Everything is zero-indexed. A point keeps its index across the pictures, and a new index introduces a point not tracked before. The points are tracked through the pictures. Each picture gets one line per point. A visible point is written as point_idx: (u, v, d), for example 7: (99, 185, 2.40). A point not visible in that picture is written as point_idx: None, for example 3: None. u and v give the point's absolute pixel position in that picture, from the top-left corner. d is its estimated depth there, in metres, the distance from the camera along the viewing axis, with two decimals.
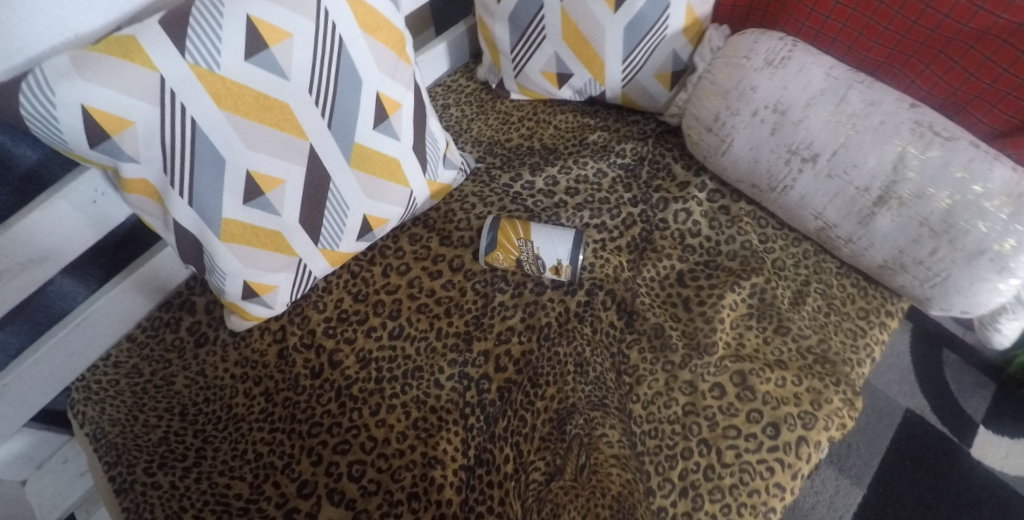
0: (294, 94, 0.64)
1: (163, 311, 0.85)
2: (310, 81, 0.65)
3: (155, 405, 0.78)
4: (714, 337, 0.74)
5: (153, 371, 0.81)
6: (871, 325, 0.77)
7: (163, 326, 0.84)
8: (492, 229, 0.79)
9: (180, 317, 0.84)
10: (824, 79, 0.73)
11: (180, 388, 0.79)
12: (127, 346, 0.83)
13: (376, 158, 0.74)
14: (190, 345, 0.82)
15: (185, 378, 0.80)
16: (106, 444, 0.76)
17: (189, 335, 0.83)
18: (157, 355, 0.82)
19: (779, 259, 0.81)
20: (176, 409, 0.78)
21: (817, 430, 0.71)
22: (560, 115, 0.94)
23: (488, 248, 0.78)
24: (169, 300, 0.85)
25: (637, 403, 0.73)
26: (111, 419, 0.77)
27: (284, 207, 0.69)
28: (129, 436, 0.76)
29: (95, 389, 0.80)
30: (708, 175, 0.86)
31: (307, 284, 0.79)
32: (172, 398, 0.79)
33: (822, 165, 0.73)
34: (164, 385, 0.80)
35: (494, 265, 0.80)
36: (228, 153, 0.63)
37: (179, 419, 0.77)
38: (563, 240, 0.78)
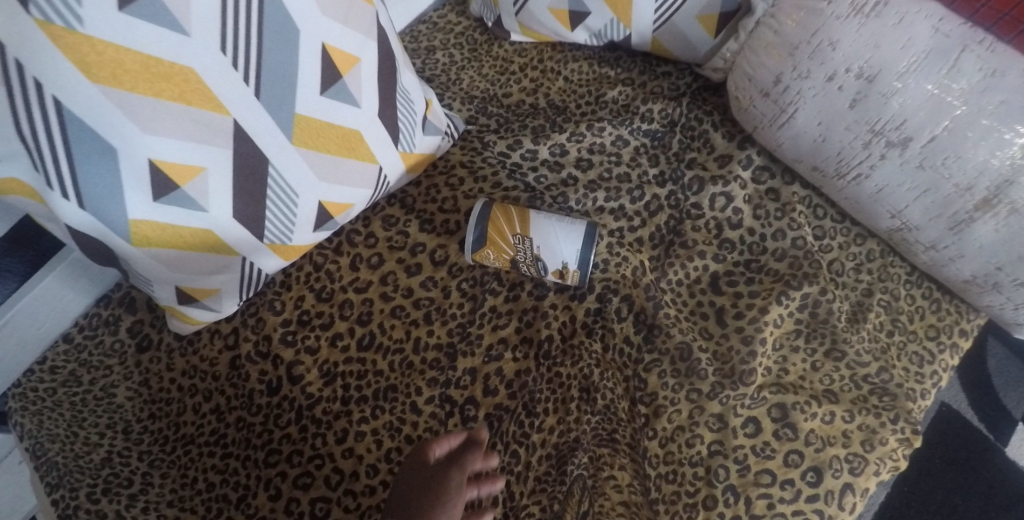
0: (201, 56, 0.47)
1: (102, 307, 0.72)
2: (222, 37, 0.47)
3: (96, 420, 0.67)
4: (753, 364, 0.60)
5: (92, 379, 0.69)
6: (941, 349, 0.63)
7: (102, 325, 0.71)
8: (480, 219, 0.64)
9: (120, 315, 0.72)
10: (931, 37, 0.53)
11: (122, 402, 0.68)
12: (64, 348, 0.70)
13: (329, 132, 0.57)
14: (131, 351, 0.70)
15: (129, 390, 0.69)
16: (47, 463, 0.63)
17: (131, 338, 0.71)
18: (96, 360, 0.70)
19: (836, 262, 0.66)
20: (119, 427, 0.67)
21: (866, 476, 0.58)
22: (572, 63, 0.76)
23: (474, 245, 0.64)
24: (109, 293, 0.73)
25: (654, 440, 0.60)
26: (50, 434, 0.65)
27: (210, 201, 0.54)
28: (70, 455, 0.63)
29: (32, 398, 0.67)
30: (755, 147, 0.69)
31: (259, 282, 0.66)
32: (113, 413, 0.68)
33: (913, 152, 0.56)
34: (104, 399, 0.68)
35: (482, 263, 0.66)
36: (118, 141, 0.47)
37: (122, 438, 0.66)
38: (572, 237, 0.63)
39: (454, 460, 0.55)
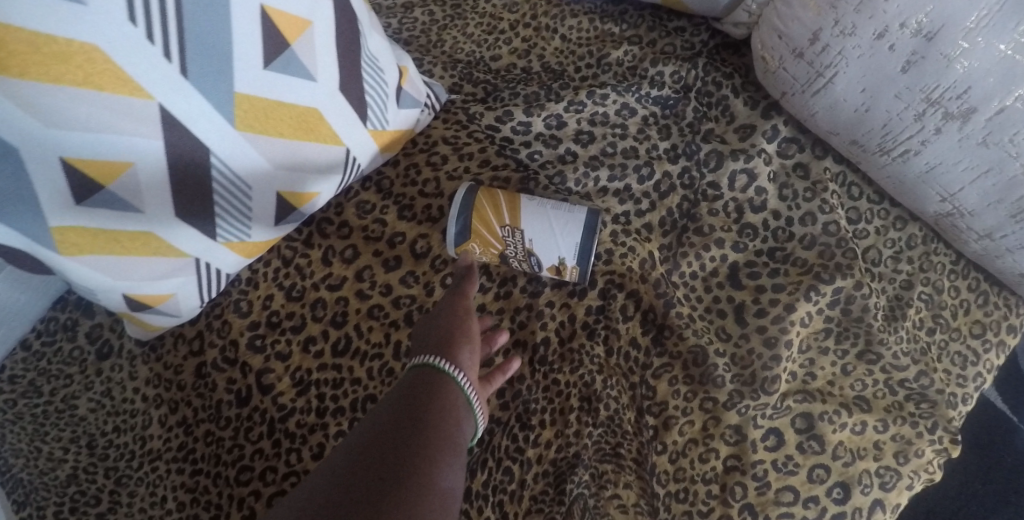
0: (102, 29, 0.38)
1: (59, 310, 0.65)
2: (125, 4, 0.39)
3: (59, 433, 0.60)
4: (776, 371, 0.53)
5: (53, 390, 0.62)
6: (987, 348, 0.56)
7: (61, 330, 0.64)
8: (463, 206, 0.56)
9: (78, 319, 0.64)
10: None
11: (85, 414, 0.61)
12: (22, 357, 0.63)
13: (280, 113, 0.49)
14: (91, 358, 0.63)
15: (92, 400, 0.62)
16: (11, 479, 0.59)
17: (89, 344, 0.64)
18: (56, 369, 0.63)
19: (873, 249, 0.58)
20: (83, 441, 0.60)
21: (898, 491, 0.52)
22: (570, 19, 0.66)
23: (458, 237, 0.56)
24: (65, 294, 0.66)
25: (663, 455, 0.54)
26: (11, 450, 0.59)
27: (144, 199, 0.47)
28: (34, 472, 0.59)
29: None
30: (782, 116, 0.60)
31: (221, 282, 0.58)
32: (77, 426, 0.61)
33: (975, 126, 0.47)
34: (66, 410, 0.61)
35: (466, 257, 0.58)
36: (18, 138, 0.40)
37: (88, 453, 0.60)
38: (571, 228, 0.55)
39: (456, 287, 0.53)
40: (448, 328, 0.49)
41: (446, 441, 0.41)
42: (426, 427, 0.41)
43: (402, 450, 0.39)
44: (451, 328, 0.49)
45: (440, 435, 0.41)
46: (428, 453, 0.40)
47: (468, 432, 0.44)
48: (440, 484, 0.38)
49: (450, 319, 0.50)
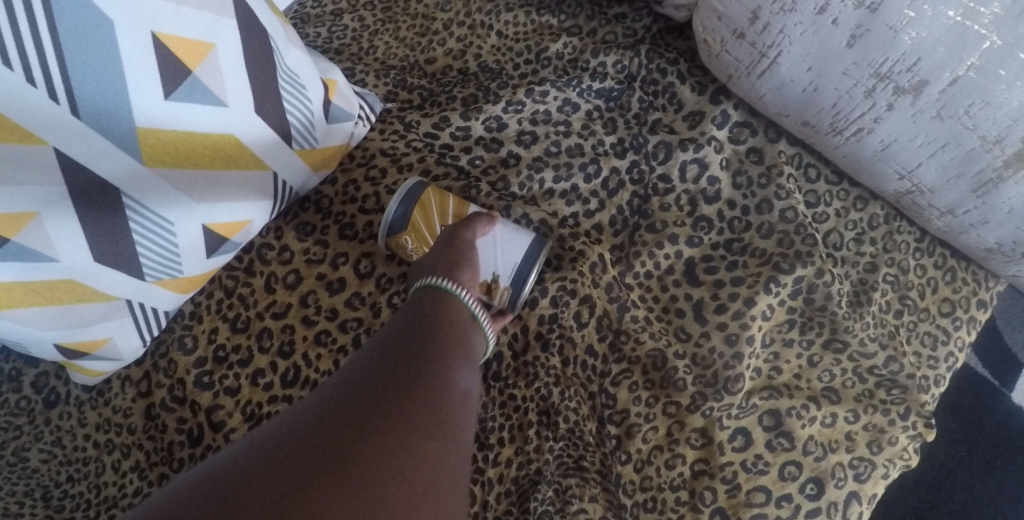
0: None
1: (3, 360, 0.63)
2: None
3: (10, 489, 0.58)
4: (738, 369, 0.51)
5: (2, 443, 0.60)
6: (956, 326, 0.54)
7: (5, 381, 0.62)
8: (406, 199, 0.53)
9: (22, 369, 0.62)
10: None
11: (37, 465, 0.59)
12: None
13: (195, 143, 0.46)
14: (39, 408, 0.61)
15: (44, 451, 0.60)
16: None
17: (36, 394, 0.62)
18: (3, 422, 0.61)
19: (834, 233, 0.55)
20: (36, 494, 0.58)
21: (874, 482, 0.50)
22: (505, 13, 0.63)
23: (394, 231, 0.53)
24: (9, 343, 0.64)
25: (627, 464, 0.52)
26: None
27: (58, 248, 0.44)
28: None
29: None
30: (731, 100, 0.57)
31: (160, 321, 0.56)
32: (28, 478, 0.59)
33: (927, 100, 0.44)
34: (16, 464, 0.59)
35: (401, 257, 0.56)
36: None
37: (42, 506, 0.58)
38: (512, 250, 0.53)
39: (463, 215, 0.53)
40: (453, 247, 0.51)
41: (460, 347, 0.45)
42: (440, 334, 0.44)
43: (419, 347, 0.42)
44: (455, 248, 0.51)
45: (453, 333, 0.45)
46: (445, 355, 0.43)
47: (477, 342, 0.47)
48: (458, 384, 0.42)
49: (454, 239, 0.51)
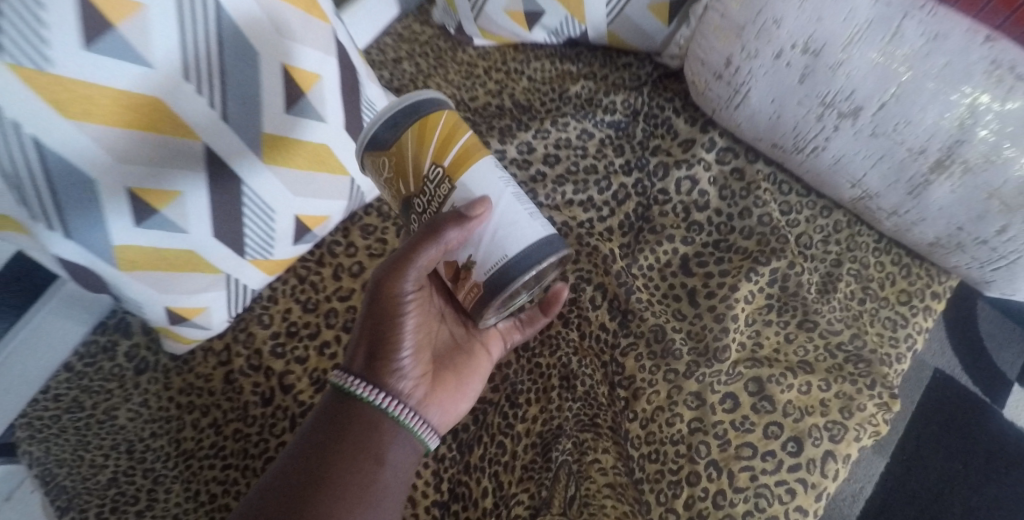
0: (166, 84, 0.49)
1: (99, 334, 0.75)
2: (184, 64, 0.49)
3: (99, 442, 0.69)
4: (725, 340, 0.62)
5: (95, 404, 0.71)
6: (914, 312, 0.64)
7: (100, 352, 0.74)
8: (404, 115, 0.51)
9: (116, 341, 0.74)
10: (872, 6, 0.54)
11: (124, 422, 0.70)
12: (65, 376, 0.74)
13: (299, 149, 0.60)
14: (130, 374, 0.72)
15: (129, 410, 0.70)
16: (56, 487, 0.68)
17: (128, 362, 0.73)
18: (97, 385, 0.72)
19: (805, 235, 0.67)
20: (123, 446, 0.69)
21: (846, 443, 0.60)
22: (535, 62, 0.78)
23: (388, 135, 0.51)
24: (105, 320, 0.77)
25: (633, 421, 0.62)
26: (57, 459, 0.69)
27: (190, 222, 0.56)
28: (78, 479, 0.68)
29: (39, 426, 0.71)
30: (718, 129, 0.70)
31: (246, 298, 0.68)
32: (116, 434, 0.69)
33: (864, 122, 0.57)
34: (107, 421, 0.70)
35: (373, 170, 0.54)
36: (95, 171, 0.49)
37: (126, 457, 0.68)
38: (508, 242, 0.50)
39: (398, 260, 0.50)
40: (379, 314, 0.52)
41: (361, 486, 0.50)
42: (346, 470, 0.50)
43: (322, 485, 0.49)
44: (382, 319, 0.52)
45: (362, 465, 0.50)
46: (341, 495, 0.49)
47: (398, 457, 0.52)
48: None
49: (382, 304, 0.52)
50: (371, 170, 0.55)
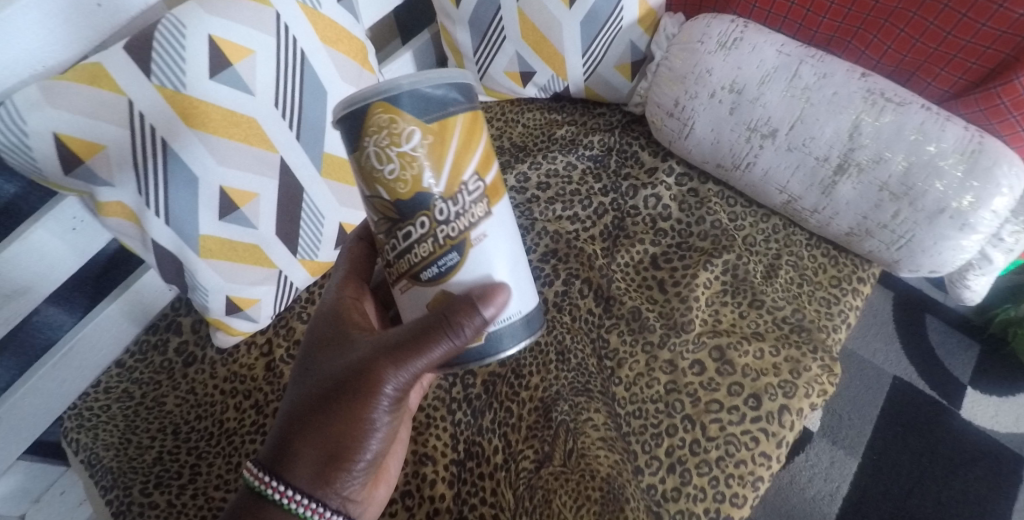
0: (261, 109, 0.65)
1: (151, 334, 0.85)
2: (275, 95, 0.66)
3: (148, 426, 0.79)
4: (690, 315, 0.76)
5: (144, 393, 0.81)
6: (844, 293, 0.79)
7: (151, 349, 0.84)
8: (461, 102, 0.46)
9: (168, 338, 0.85)
10: (776, 56, 0.75)
11: (171, 407, 0.80)
12: (116, 371, 0.83)
13: (348, 167, 0.75)
14: (179, 366, 0.83)
15: (176, 397, 0.81)
16: (102, 468, 0.76)
17: (177, 356, 0.83)
18: (147, 377, 0.82)
19: (750, 236, 0.83)
20: (169, 429, 0.78)
21: (798, 398, 0.71)
22: (528, 113, 0.96)
23: (435, 107, 0.44)
24: (155, 322, 0.86)
25: (620, 385, 0.75)
26: (104, 443, 0.77)
27: (260, 220, 0.70)
28: (124, 460, 0.76)
29: (87, 416, 0.80)
30: (675, 159, 0.88)
31: (290, 296, 0.80)
32: (163, 417, 0.79)
33: (781, 140, 0.75)
34: (155, 407, 0.80)
35: (383, 132, 0.44)
36: (200, 170, 0.64)
37: (172, 438, 0.78)
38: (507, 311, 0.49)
39: (393, 361, 0.49)
40: (353, 407, 0.51)
41: None
42: None
43: None
44: (358, 412, 0.51)
45: None
46: None
47: None
48: None
49: (360, 399, 0.50)
50: (379, 135, 0.44)
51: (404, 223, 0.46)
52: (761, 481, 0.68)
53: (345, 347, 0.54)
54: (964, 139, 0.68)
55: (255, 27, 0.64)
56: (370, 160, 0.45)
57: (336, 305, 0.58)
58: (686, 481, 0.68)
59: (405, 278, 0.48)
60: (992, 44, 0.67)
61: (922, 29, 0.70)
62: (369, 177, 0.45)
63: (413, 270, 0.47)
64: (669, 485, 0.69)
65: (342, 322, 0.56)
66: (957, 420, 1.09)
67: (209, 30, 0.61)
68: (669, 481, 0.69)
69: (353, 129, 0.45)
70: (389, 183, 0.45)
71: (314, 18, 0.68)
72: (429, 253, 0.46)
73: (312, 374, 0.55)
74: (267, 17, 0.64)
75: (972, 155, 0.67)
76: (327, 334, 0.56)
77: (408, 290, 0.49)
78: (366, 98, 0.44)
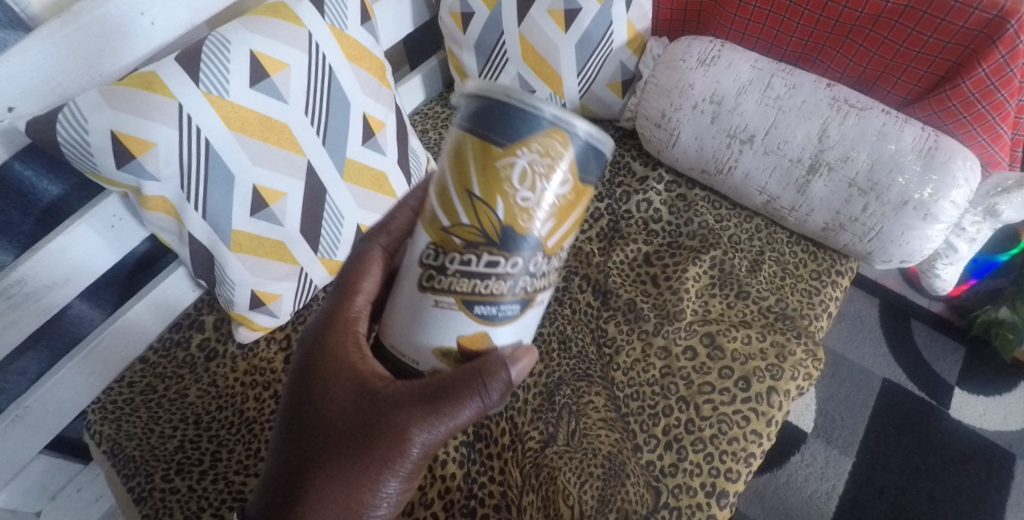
0: (293, 116, 0.73)
1: (174, 332, 0.90)
2: (306, 104, 0.74)
3: (170, 416, 0.83)
4: (681, 305, 0.82)
5: (167, 386, 0.86)
6: (823, 285, 0.86)
7: (174, 345, 0.89)
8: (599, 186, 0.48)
9: (191, 335, 0.90)
10: (750, 71, 0.84)
11: (193, 399, 0.84)
12: (141, 367, 0.88)
13: (366, 172, 0.82)
14: (200, 361, 0.88)
15: (198, 390, 0.85)
16: (124, 457, 0.80)
17: (199, 351, 0.88)
18: (170, 371, 0.87)
19: (735, 234, 0.90)
20: (190, 419, 0.83)
21: (785, 380, 0.76)
22: None
23: (590, 174, 0.45)
24: (179, 321, 0.92)
25: (618, 370, 0.80)
26: (127, 434, 0.81)
27: (286, 218, 0.77)
28: (146, 449, 0.80)
29: (111, 409, 0.84)
30: (664, 168, 0.96)
31: (309, 294, 0.86)
32: (185, 409, 0.84)
33: (758, 145, 0.83)
34: (177, 399, 0.85)
35: (550, 158, 0.42)
36: (236, 169, 0.71)
37: (193, 428, 0.82)
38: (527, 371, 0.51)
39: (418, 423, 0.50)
40: (376, 467, 0.53)
41: None
42: None
43: None
44: (381, 471, 0.53)
45: None
46: None
47: None
48: None
49: (385, 458, 0.52)
50: (540, 156, 0.42)
51: (496, 250, 0.43)
52: (753, 457, 0.72)
53: (356, 404, 0.53)
54: (921, 138, 0.76)
55: (290, 44, 0.72)
56: (515, 170, 0.42)
57: (337, 352, 0.56)
58: (682, 457, 0.72)
59: (459, 299, 0.44)
60: (939, 54, 0.76)
61: (878, 44, 0.79)
62: (498, 182, 0.43)
63: (473, 299, 0.44)
64: (666, 461, 0.73)
65: (347, 372, 0.54)
66: (946, 420, 1.16)
67: (250, 46, 0.70)
68: (666, 457, 0.73)
69: (517, 127, 0.42)
70: (512, 206, 0.43)
71: (340, 38, 0.77)
72: (499, 294, 0.45)
73: (321, 427, 0.55)
74: (300, 35, 0.73)
75: (928, 152, 0.75)
76: (332, 385, 0.55)
77: (452, 317, 0.45)
78: (555, 119, 0.42)
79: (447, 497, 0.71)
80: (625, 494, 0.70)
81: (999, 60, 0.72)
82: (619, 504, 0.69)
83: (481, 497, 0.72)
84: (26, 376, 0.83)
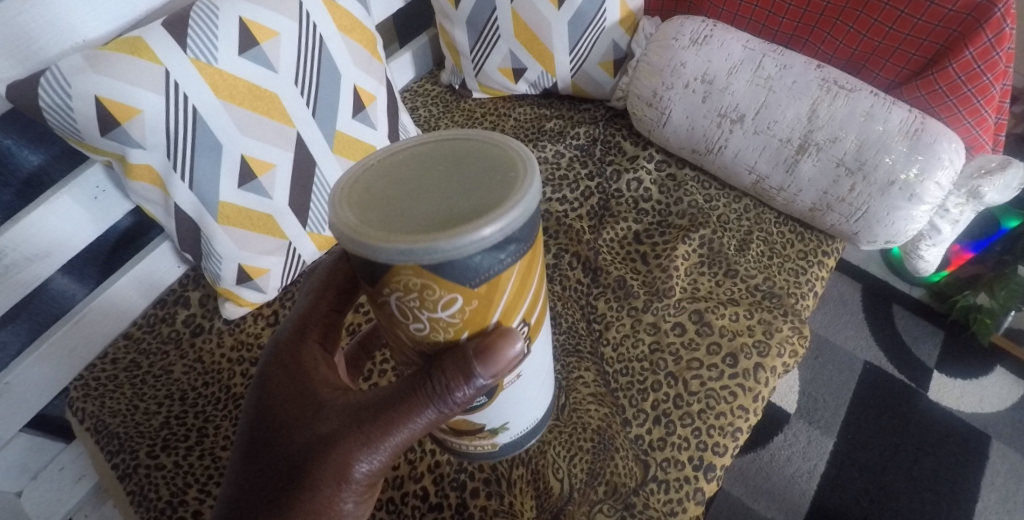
0: (282, 85, 0.72)
1: (158, 309, 0.89)
2: (295, 74, 0.73)
3: (154, 393, 0.81)
4: (670, 283, 0.82)
5: (152, 363, 0.84)
6: (810, 264, 0.87)
7: (159, 321, 0.88)
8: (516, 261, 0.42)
9: (175, 311, 0.88)
10: (742, 51, 0.84)
11: (179, 375, 0.83)
12: (124, 343, 0.86)
13: (356, 145, 0.81)
14: (186, 336, 0.86)
15: (184, 366, 0.84)
16: (108, 434, 0.78)
17: (185, 327, 0.87)
18: (155, 347, 0.86)
19: (723, 215, 0.91)
20: (176, 395, 0.81)
21: (771, 357, 0.76)
22: (519, 108, 1.03)
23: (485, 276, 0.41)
24: (164, 297, 0.90)
25: (608, 346, 0.80)
26: (110, 411, 0.80)
27: (274, 190, 0.75)
28: (130, 425, 0.78)
29: (94, 385, 0.82)
30: (654, 148, 0.97)
31: (296, 269, 0.84)
32: (171, 385, 0.82)
33: (748, 125, 0.83)
34: (162, 375, 0.83)
35: (411, 293, 0.41)
36: (224, 139, 0.70)
37: (179, 404, 0.80)
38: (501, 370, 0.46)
39: (371, 438, 0.50)
40: (318, 488, 0.50)
41: None
42: None
43: None
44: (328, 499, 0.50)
45: None
46: None
47: None
48: None
49: (331, 482, 0.50)
50: (409, 295, 0.41)
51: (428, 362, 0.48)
52: (739, 432, 0.73)
53: (316, 412, 0.53)
54: (908, 120, 0.77)
55: (279, 12, 0.71)
56: (394, 308, 0.43)
57: (293, 368, 0.56)
58: (670, 431, 0.73)
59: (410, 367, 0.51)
60: (927, 36, 0.77)
61: (868, 25, 0.80)
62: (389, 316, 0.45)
63: None
64: (654, 436, 0.73)
65: (302, 379, 0.55)
66: (924, 401, 1.19)
67: (239, 13, 0.69)
68: (654, 432, 0.74)
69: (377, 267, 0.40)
70: (414, 331, 0.45)
71: (332, 8, 0.76)
72: None
73: (266, 450, 0.53)
74: (290, 4, 0.72)
75: (915, 133, 0.75)
76: (282, 400, 0.55)
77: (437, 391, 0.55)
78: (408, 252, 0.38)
79: (437, 471, 0.70)
80: (615, 467, 0.71)
81: (985, 43, 0.73)
82: (609, 478, 0.71)
83: (471, 471, 0.70)
84: (5, 351, 0.81)
